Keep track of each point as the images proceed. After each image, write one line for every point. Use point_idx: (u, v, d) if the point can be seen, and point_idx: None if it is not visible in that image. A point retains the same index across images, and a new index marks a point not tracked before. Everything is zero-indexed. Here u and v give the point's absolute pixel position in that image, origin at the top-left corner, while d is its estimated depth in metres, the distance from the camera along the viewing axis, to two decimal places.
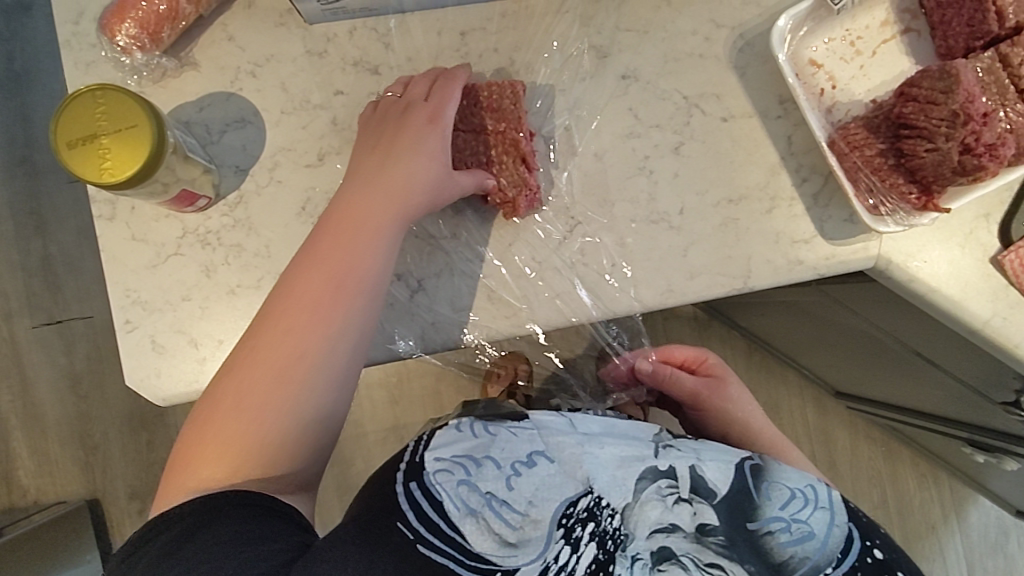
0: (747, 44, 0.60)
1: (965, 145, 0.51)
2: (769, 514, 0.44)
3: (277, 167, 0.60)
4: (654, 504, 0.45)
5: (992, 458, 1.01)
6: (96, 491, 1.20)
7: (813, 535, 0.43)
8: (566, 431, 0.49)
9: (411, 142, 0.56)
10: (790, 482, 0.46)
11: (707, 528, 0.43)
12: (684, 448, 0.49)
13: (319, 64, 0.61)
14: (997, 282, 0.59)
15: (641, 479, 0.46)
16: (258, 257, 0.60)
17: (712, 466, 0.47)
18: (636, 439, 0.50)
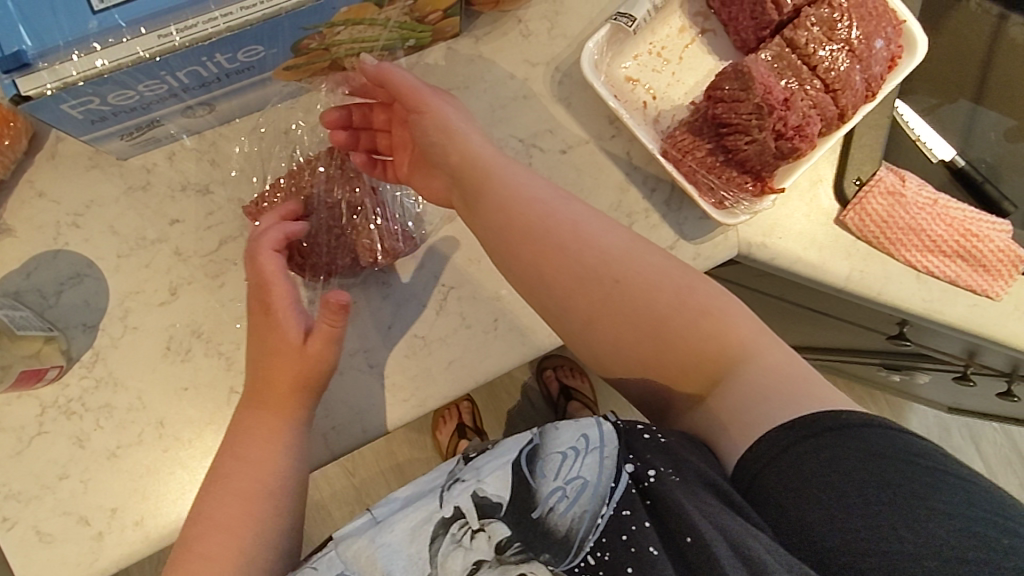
0: (564, 77, 0.62)
1: (777, 132, 0.55)
2: (544, 492, 0.43)
3: (129, 313, 0.57)
4: (454, 554, 0.43)
5: (905, 375, 1.08)
6: None
7: (587, 483, 0.43)
8: (358, 531, 0.44)
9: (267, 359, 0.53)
10: (559, 444, 0.44)
11: (503, 545, 0.43)
12: (467, 472, 0.45)
13: (144, 198, 0.58)
14: (846, 240, 0.63)
15: (434, 539, 0.43)
16: (132, 410, 0.57)
17: (492, 480, 0.44)
18: (427, 488, 0.46)
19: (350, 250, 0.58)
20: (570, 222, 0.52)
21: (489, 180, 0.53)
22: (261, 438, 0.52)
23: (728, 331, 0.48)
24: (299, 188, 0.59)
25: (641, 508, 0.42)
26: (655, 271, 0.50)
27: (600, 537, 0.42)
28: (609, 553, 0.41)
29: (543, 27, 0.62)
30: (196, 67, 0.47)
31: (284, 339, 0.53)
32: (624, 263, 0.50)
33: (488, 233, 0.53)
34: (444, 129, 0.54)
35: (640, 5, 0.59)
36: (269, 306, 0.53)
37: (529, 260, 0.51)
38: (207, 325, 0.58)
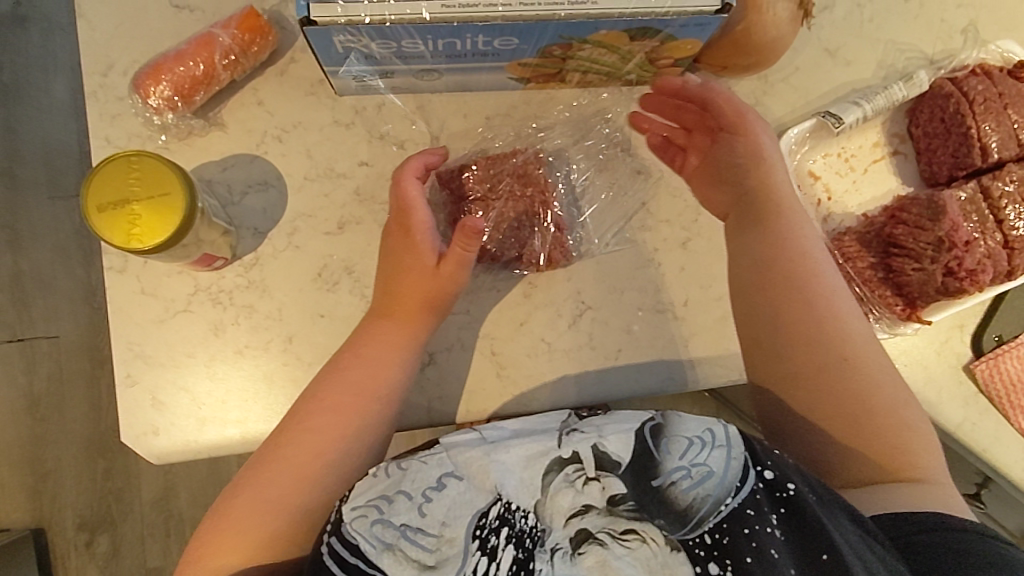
0: None
1: (948, 269, 0.56)
2: (670, 466, 0.41)
3: (296, 232, 0.61)
4: (566, 493, 0.41)
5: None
6: (42, 518, 1.06)
7: (713, 474, 0.41)
8: (471, 442, 0.43)
9: (405, 268, 0.56)
10: (687, 430, 0.42)
11: (618, 497, 0.40)
12: (586, 427, 0.44)
13: (344, 134, 0.62)
14: (968, 389, 0.64)
15: (547, 472, 0.41)
16: (269, 319, 0.60)
17: (614, 439, 0.42)
18: (540, 429, 0.44)
19: (519, 246, 0.60)
20: (826, 280, 0.55)
21: (778, 216, 0.57)
22: (381, 341, 0.55)
23: (921, 459, 0.49)
24: (494, 172, 0.61)
25: (766, 510, 0.41)
26: (883, 361, 0.53)
27: (722, 521, 0.40)
28: (729, 538, 0.40)
29: (748, 101, 0.65)
30: (454, 40, 0.51)
31: (419, 258, 0.56)
32: (863, 338, 0.53)
33: (748, 250, 0.57)
34: (757, 156, 0.58)
35: (850, 111, 0.61)
36: (410, 228, 0.56)
37: (778, 295, 0.54)
38: (360, 266, 0.62)
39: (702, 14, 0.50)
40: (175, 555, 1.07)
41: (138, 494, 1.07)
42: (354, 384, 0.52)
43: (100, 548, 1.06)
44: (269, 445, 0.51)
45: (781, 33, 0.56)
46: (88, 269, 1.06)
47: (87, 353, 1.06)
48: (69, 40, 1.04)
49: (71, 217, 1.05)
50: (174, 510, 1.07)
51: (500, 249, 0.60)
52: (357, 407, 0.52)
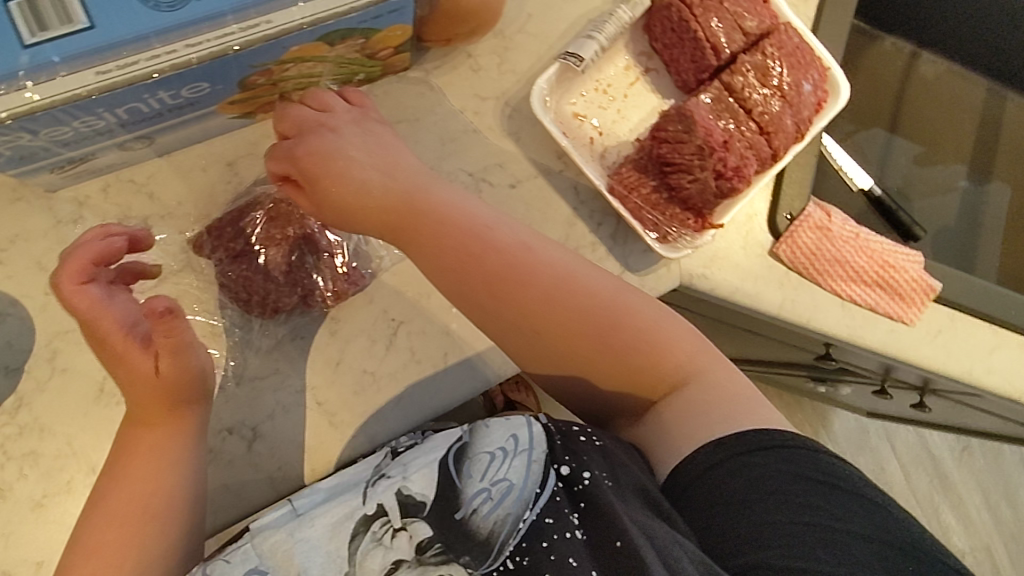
0: (515, 110, 0.63)
1: (717, 172, 0.58)
2: (471, 492, 0.49)
3: (58, 354, 0.54)
4: (374, 552, 0.48)
5: (830, 386, 1.15)
6: None
7: (513, 485, 0.49)
8: (280, 526, 0.50)
9: (126, 377, 0.48)
10: (490, 444, 0.51)
11: (423, 543, 0.47)
12: (393, 472, 0.51)
13: (73, 232, 0.55)
14: (779, 271, 0.67)
15: (355, 535, 0.49)
16: (60, 458, 0.53)
17: (417, 479, 0.50)
18: (351, 488, 0.52)
19: (298, 288, 0.57)
20: (520, 244, 0.54)
21: (424, 215, 0.53)
22: (147, 447, 0.49)
23: (674, 355, 0.54)
24: (241, 226, 0.57)
25: (565, 513, 0.47)
26: (607, 290, 0.54)
27: (522, 540, 0.47)
28: (530, 555, 0.46)
29: (493, 64, 0.63)
30: (134, 104, 0.44)
31: (134, 366, 0.47)
32: (582, 280, 0.54)
33: (438, 263, 0.53)
34: (330, 162, 0.53)
35: (587, 46, 0.60)
36: (106, 341, 0.47)
37: (488, 288, 0.53)
38: None
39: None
40: None
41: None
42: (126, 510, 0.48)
43: None
44: None
45: None
46: None
47: None
48: None
49: None
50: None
51: (279, 297, 0.56)
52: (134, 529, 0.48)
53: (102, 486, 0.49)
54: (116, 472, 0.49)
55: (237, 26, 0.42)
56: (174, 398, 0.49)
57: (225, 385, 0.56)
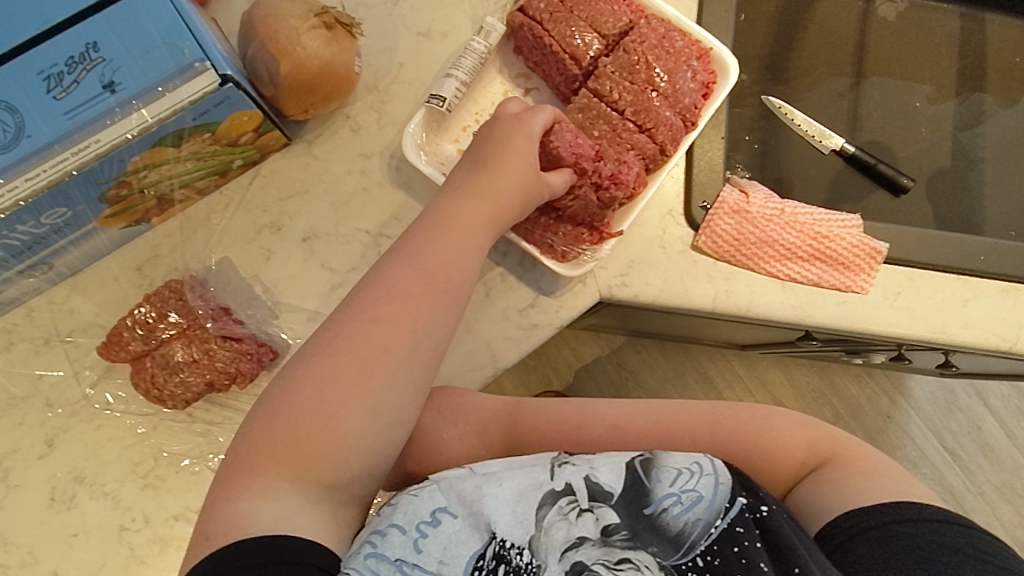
0: (401, 160, 0.63)
1: (595, 183, 0.58)
2: (660, 494, 0.46)
3: (9, 473, 0.58)
4: (559, 525, 0.45)
5: (865, 356, 1.06)
6: None
7: (703, 499, 0.46)
8: (465, 479, 0.47)
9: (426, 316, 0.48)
10: (677, 461, 0.48)
11: (610, 528, 0.45)
12: (578, 460, 0.49)
13: (8, 358, 0.60)
14: (706, 263, 0.63)
15: (541, 506, 0.46)
16: (26, 567, 0.58)
17: (605, 470, 0.47)
18: (533, 462, 0.49)
19: (203, 373, 0.58)
20: (612, 427, 0.55)
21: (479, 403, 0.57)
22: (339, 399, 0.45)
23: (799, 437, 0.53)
24: (141, 325, 0.58)
25: (755, 529, 0.45)
26: (702, 431, 0.53)
27: (712, 543, 0.45)
28: (720, 560, 0.44)
29: (373, 119, 0.64)
30: (2, 238, 0.49)
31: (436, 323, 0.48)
32: (669, 430, 0.54)
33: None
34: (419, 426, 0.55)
35: (447, 84, 0.60)
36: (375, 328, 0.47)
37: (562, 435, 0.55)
38: (90, 469, 0.59)
39: (210, 95, 0.48)
40: None
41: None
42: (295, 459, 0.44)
43: None
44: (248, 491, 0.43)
45: (326, 59, 0.55)
46: None
47: None
48: None
49: None
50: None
51: (187, 387, 0.58)
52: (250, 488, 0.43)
53: (268, 429, 0.45)
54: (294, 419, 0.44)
55: (69, 153, 0.46)
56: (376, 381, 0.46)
57: (166, 474, 0.60)
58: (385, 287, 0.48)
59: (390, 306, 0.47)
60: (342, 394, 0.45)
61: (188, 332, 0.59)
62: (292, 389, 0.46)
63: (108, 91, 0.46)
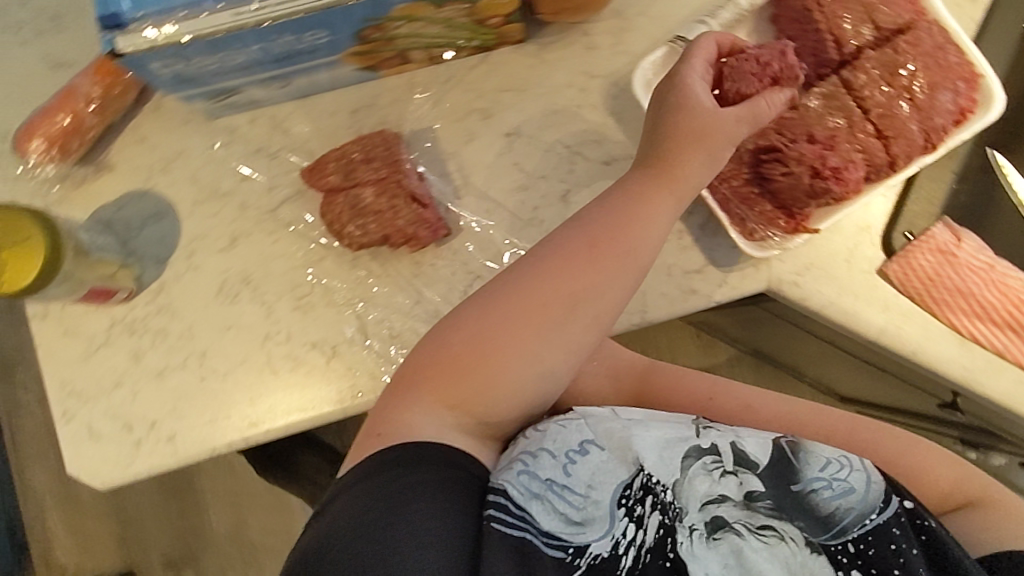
0: (621, 91, 0.63)
1: (814, 169, 0.55)
2: (808, 475, 0.47)
3: (193, 254, 0.65)
4: (702, 478, 0.48)
5: (979, 453, 0.98)
6: (127, 560, 1.21)
7: (855, 491, 0.46)
8: (612, 419, 0.52)
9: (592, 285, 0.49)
10: (825, 451, 0.49)
11: (754, 494, 0.47)
12: (722, 427, 0.52)
13: (223, 154, 0.65)
14: (886, 292, 0.60)
15: (687, 458, 0.49)
16: (182, 339, 0.64)
17: (752, 441, 0.50)
18: (676, 419, 0.53)
19: (382, 225, 0.61)
20: (743, 406, 0.55)
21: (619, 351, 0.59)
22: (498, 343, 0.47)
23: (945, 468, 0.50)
24: (345, 162, 0.62)
25: (911, 535, 0.45)
26: (837, 433, 0.52)
27: (866, 533, 0.45)
28: (874, 550, 0.44)
29: (608, 42, 0.64)
30: (266, 43, 0.53)
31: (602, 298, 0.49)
32: (804, 421, 0.53)
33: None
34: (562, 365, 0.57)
35: (697, 30, 0.61)
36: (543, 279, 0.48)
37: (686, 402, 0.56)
38: (257, 275, 0.65)
39: None
40: None
41: (208, 528, 1.19)
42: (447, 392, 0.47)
43: None
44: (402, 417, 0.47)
45: None
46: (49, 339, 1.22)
47: None
48: None
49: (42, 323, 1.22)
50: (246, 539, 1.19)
51: (365, 232, 0.61)
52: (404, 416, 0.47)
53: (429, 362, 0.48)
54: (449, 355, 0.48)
55: None
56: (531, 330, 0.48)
57: (316, 304, 0.64)
58: (553, 246, 0.50)
59: (554, 279, 0.48)
60: (501, 339, 0.47)
61: (381, 182, 0.62)
62: (454, 326, 0.49)
63: None
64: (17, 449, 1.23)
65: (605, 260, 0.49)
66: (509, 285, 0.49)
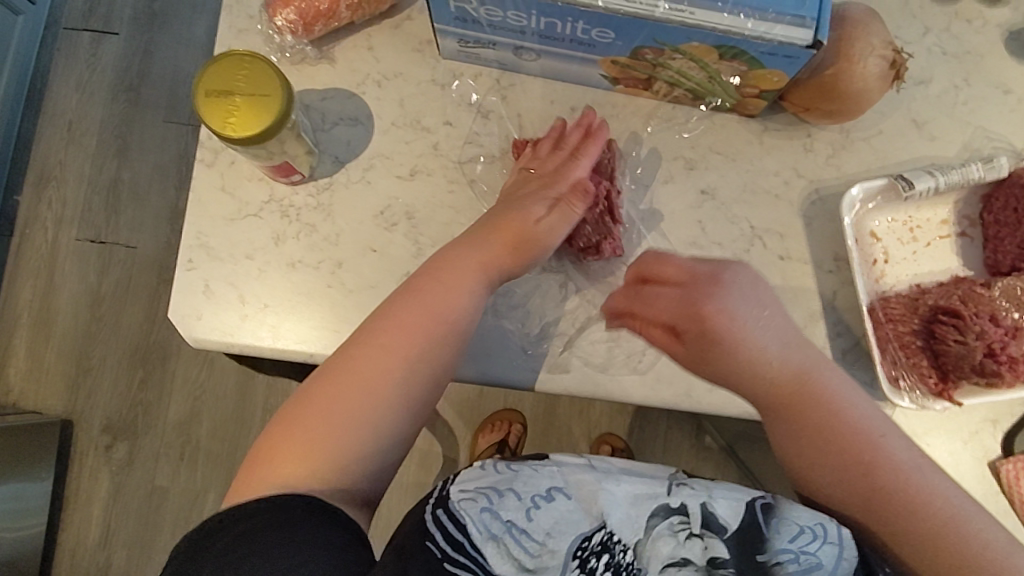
0: (821, 200, 0.65)
1: (990, 349, 0.56)
2: (776, 547, 0.47)
3: (371, 169, 0.65)
4: (667, 540, 0.48)
5: None
6: (72, 413, 1.31)
7: (821, 566, 0.46)
8: (584, 469, 0.50)
9: (436, 288, 0.56)
10: (800, 518, 0.48)
11: (717, 562, 0.47)
12: (697, 485, 0.50)
13: (438, 93, 0.66)
14: (987, 486, 0.62)
15: (653, 516, 0.48)
16: (326, 241, 0.64)
17: (724, 505, 0.48)
18: (653, 475, 0.51)
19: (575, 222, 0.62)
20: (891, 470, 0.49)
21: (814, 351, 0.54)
22: (394, 331, 0.54)
23: None
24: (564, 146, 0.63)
25: None
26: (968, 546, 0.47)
27: None
28: None
29: (824, 152, 0.66)
30: (556, 21, 0.55)
31: (428, 297, 0.55)
32: None
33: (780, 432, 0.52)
34: (735, 331, 0.51)
35: (923, 178, 0.61)
36: (434, 272, 0.57)
37: (820, 421, 0.51)
38: (420, 214, 0.65)
39: (791, 47, 0.52)
40: (180, 478, 1.30)
41: (161, 412, 1.32)
42: (363, 372, 0.53)
43: (114, 453, 1.31)
44: (336, 390, 0.52)
45: (868, 87, 0.58)
46: (134, 195, 1.36)
47: (151, 269, 1.35)
48: (204, 20, 1.40)
49: (100, 170, 1.37)
50: (191, 437, 1.31)
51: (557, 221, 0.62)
52: (359, 394, 0.52)
53: (356, 350, 0.53)
54: (389, 327, 0.54)
55: (666, 5, 0.52)
56: (430, 320, 0.55)
57: None
58: (445, 255, 0.57)
59: (441, 292, 0.56)
60: (401, 339, 0.54)
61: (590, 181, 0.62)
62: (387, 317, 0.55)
63: None
64: (19, 260, 1.35)
65: (445, 330, 0.55)
66: (420, 277, 0.57)
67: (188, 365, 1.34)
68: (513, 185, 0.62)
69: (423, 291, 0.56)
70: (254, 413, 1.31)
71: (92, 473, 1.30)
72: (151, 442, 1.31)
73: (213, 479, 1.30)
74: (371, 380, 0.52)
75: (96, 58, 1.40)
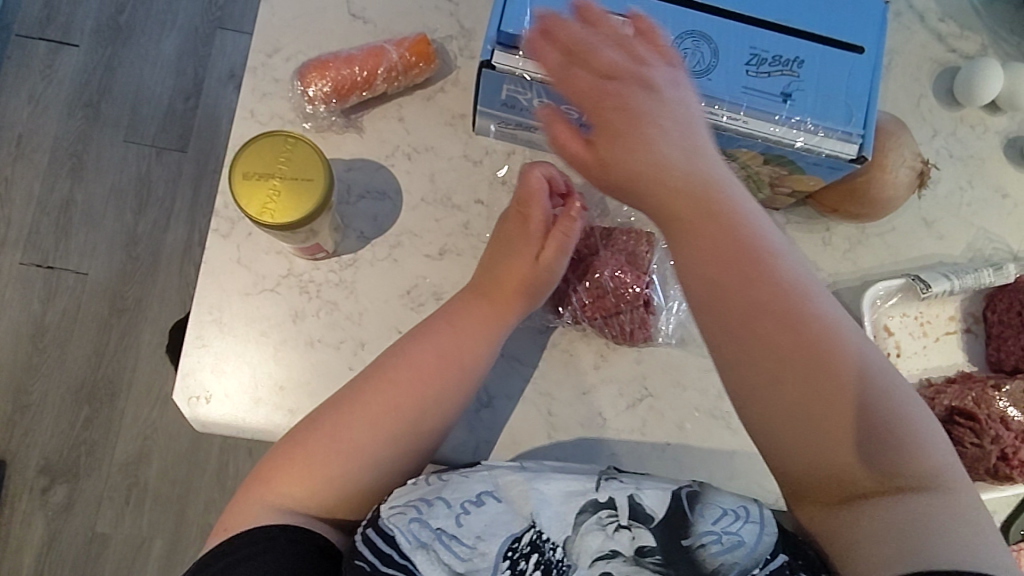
0: (838, 293, 0.67)
1: (1003, 452, 0.59)
2: (701, 529, 0.48)
3: (398, 246, 0.63)
4: (595, 534, 0.49)
5: None
6: (6, 453, 1.20)
7: (742, 544, 0.47)
8: (514, 469, 0.52)
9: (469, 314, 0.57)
10: (723, 502, 0.49)
11: (645, 550, 0.48)
12: (626, 479, 0.52)
13: (470, 170, 0.64)
14: None
15: (582, 513, 0.49)
16: (349, 320, 0.61)
17: (651, 495, 0.50)
18: (583, 472, 0.53)
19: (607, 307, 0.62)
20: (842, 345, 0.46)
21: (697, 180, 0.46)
22: (434, 346, 0.55)
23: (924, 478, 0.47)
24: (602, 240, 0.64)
25: None
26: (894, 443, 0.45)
27: None
28: None
29: (842, 246, 0.68)
30: None
31: (483, 291, 0.58)
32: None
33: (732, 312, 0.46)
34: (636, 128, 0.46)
35: (939, 281, 0.64)
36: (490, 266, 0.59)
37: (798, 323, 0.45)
38: (449, 295, 0.63)
39: (837, 159, 0.54)
40: (124, 526, 1.20)
41: (107, 452, 1.21)
42: (414, 367, 0.54)
43: (51, 497, 1.20)
44: (357, 413, 0.52)
45: (897, 194, 0.61)
46: (85, 217, 1.26)
47: (100, 298, 1.24)
48: (173, 37, 1.31)
49: (48, 189, 1.26)
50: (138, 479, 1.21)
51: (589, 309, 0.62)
52: (427, 370, 0.54)
53: (408, 339, 0.56)
54: (406, 359, 0.54)
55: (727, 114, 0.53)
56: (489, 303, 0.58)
57: None
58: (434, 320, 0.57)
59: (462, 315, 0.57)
60: (421, 365, 0.55)
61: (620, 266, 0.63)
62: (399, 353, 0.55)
63: (784, 99, 0.53)
64: None
65: (458, 374, 0.55)
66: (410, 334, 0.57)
67: (139, 403, 1.23)
68: (508, 234, 0.59)
69: (432, 328, 0.56)
70: (209, 455, 1.22)
71: (24, 518, 1.19)
72: (94, 485, 1.20)
73: (160, 528, 1.19)
74: (417, 384, 0.54)
75: (49, 69, 1.29)
